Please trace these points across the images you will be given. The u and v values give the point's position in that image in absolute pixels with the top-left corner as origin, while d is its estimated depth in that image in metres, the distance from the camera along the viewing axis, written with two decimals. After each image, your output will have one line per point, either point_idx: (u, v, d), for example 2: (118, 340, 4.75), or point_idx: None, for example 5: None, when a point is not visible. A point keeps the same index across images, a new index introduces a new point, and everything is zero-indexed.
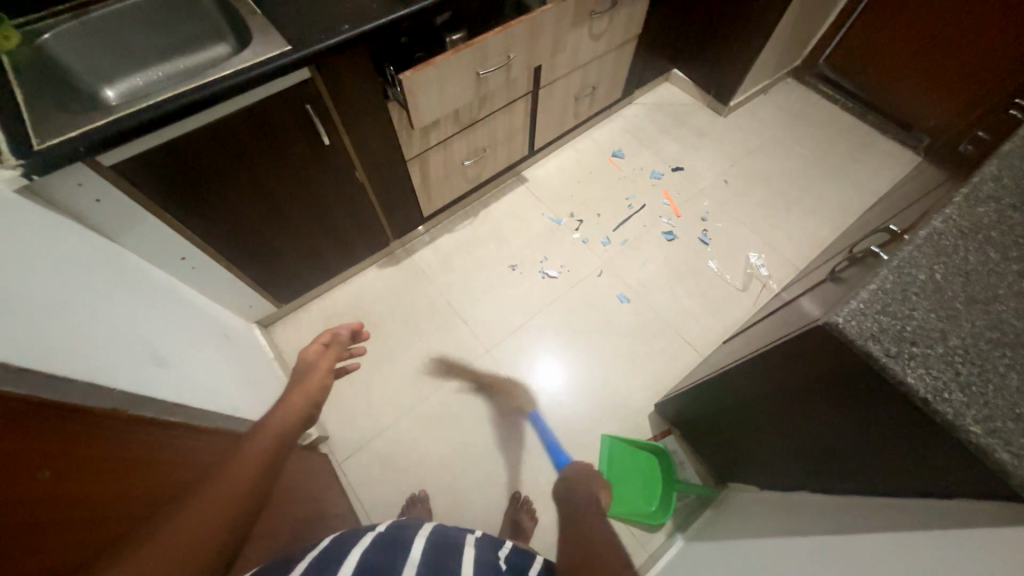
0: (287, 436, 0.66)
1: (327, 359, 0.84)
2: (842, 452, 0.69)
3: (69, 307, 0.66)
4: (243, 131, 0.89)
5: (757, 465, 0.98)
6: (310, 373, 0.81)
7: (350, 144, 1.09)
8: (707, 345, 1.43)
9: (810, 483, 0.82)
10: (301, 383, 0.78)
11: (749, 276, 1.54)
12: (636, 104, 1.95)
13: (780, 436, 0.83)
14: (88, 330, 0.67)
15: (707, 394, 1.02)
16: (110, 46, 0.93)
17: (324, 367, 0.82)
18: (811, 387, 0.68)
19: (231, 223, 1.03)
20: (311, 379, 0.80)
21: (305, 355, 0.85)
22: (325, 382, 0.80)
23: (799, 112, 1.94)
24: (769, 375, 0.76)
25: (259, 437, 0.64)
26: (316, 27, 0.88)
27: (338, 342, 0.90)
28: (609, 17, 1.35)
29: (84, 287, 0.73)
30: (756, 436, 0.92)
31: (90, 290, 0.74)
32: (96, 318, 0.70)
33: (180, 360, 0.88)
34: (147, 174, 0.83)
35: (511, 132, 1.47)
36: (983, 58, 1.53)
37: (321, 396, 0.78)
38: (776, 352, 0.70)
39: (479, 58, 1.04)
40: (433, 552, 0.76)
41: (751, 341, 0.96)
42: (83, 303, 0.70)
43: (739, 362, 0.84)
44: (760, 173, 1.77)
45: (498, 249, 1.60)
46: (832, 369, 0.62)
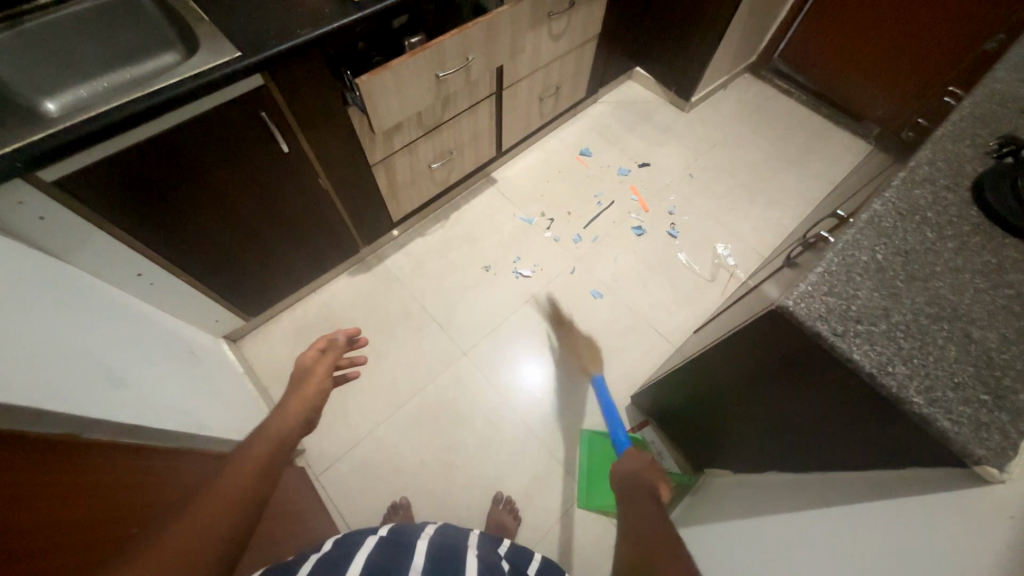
0: (286, 440, 0.64)
1: (324, 364, 0.83)
2: (804, 431, 0.72)
3: (11, 330, 0.62)
4: (195, 141, 0.86)
5: (730, 448, 1.00)
6: (308, 378, 0.79)
7: (310, 151, 1.07)
8: (679, 335, 1.46)
9: (778, 463, 0.84)
10: (298, 389, 0.76)
11: (717, 267, 1.58)
12: (601, 102, 1.98)
13: (748, 418, 0.85)
14: (33, 350, 0.63)
15: (679, 384, 1.04)
16: (49, 57, 0.89)
17: (321, 372, 0.80)
18: (771, 371, 0.70)
19: (188, 236, 0.99)
20: (309, 383, 0.78)
21: (302, 361, 0.82)
22: (324, 387, 0.79)
23: (758, 105, 2.00)
24: (734, 361, 0.78)
25: (255, 442, 0.61)
26: (267, 32, 0.87)
27: (335, 348, 0.87)
28: (568, 17, 1.37)
29: (29, 310, 0.68)
30: (728, 421, 0.94)
31: (37, 312, 0.70)
32: (43, 339, 0.67)
33: (141, 380, 0.84)
34: (93, 188, 0.79)
35: (478, 133, 1.47)
36: (924, 51, 1.62)
37: (319, 402, 0.76)
38: (738, 339, 0.72)
39: (438, 61, 1.04)
40: (438, 553, 0.75)
41: (716, 330, 0.99)
42: (31, 326, 0.67)
43: (706, 349, 0.86)
44: (723, 166, 1.82)
45: (471, 250, 1.60)
46: (789, 351, 0.64)
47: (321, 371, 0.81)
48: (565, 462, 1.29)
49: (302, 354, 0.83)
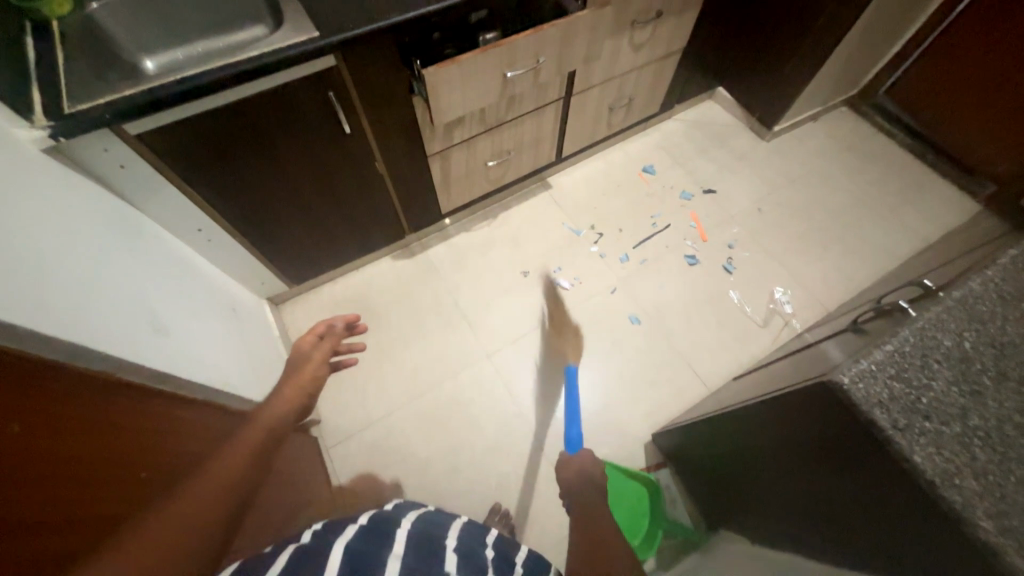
0: (281, 426, 0.64)
1: (323, 351, 0.85)
2: (837, 521, 0.64)
3: (73, 269, 0.67)
4: (266, 113, 0.90)
5: (748, 512, 0.93)
6: (304, 364, 0.82)
7: (371, 135, 1.09)
8: (714, 379, 1.36)
9: (801, 547, 0.76)
10: (292, 375, 0.80)
11: (772, 312, 1.46)
12: (674, 119, 1.88)
13: (774, 489, 0.78)
14: (87, 291, 0.68)
15: (709, 432, 0.96)
16: (154, 20, 0.97)
17: (317, 359, 0.83)
18: (809, 448, 0.63)
19: (248, 201, 1.05)
20: (306, 369, 0.81)
21: (300, 347, 0.85)
22: (318, 373, 0.81)
23: (851, 144, 1.82)
24: (771, 428, 0.71)
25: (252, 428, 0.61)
26: (347, 15, 0.89)
27: (332, 334, 0.88)
28: (652, 27, 1.30)
29: (90, 253, 0.73)
30: (751, 485, 0.87)
31: (94, 253, 0.74)
32: (99, 281, 0.72)
33: (179, 331, 0.89)
34: (170, 145, 0.85)
35: (539, 136, 1.44)
36: None
37: (314, 388, 0.80)
38: (782, 405, 0.66)
39: (506, 60, 1.02)
40: (418, 544, 0.70)
41: (756, 386, 0.91)
42: (94, 269, 0.72)
43: (743, 407, 0.80)
44: (797, 204, 1.68)
45: (513, 253, 1.58)
46: (836, 433, 0.57)
47: (320, 356, 0.84)
48: None
49: (301, 340, 0.85)
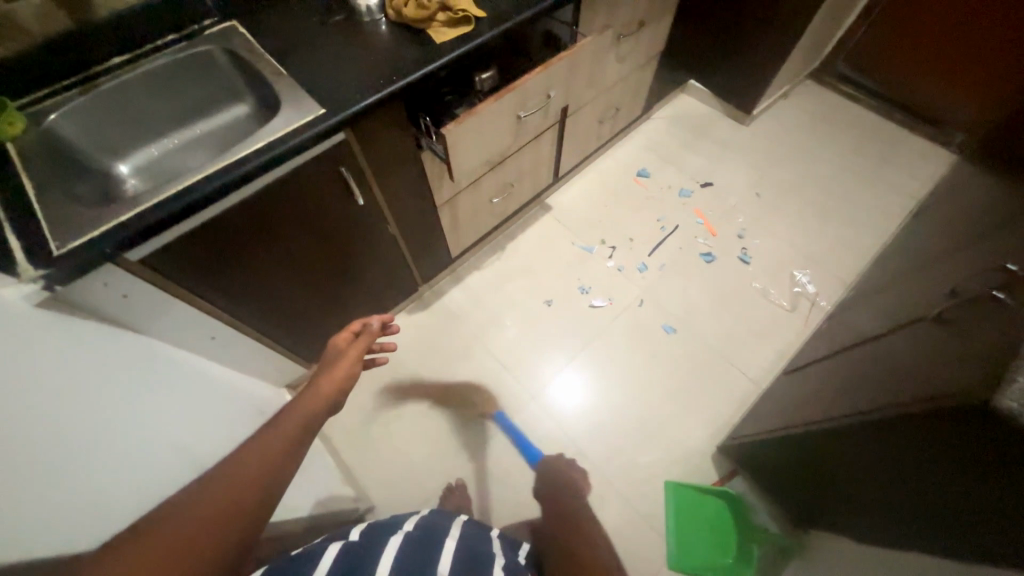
0: (316, 418, 0.58)
1: (356, 349, 0.73)
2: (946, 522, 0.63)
3: (82, 424, 0.56)
4: (276, 203, 0.81)
5: (836, 516, 0.92)
6: (337, 360, 0.71)
7: (383, 200, 1.01)
8: (760, 373, 1.36)
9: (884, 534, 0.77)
10: (324, 371, 0.69)
11: (797, 295, 1.47)
12: (654, 118, 1.88)
13: (867, 493, 0.78)
14: (98, 463, 0.56)
15: (799, 450, 0.93)
16: (120, 118, 0.85)
17: (352, 356, 0.71)
18: (940, 460, 0.61)
19: (262, 295, 0.95)
20: (339, 365, 0.70)
21: (334, 344, 0.75)
22: (354, 371, 0.70)
23: (824, 114, 1.88)
24: (885, 444, 0.70)
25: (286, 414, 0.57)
26: (350, 84, 0.81)
27: (368, 333, 0.77)
28: (636, 38, 1.29)
29: (93, 368, 0.64)
30: (837, 490, 0.87)
31: (94, 368, 0.64)
32: (111, 428, 0.61)
33: (192, 430, 0.78)
34: (178, 262, 0.75)
35: (538, 163, 1.39)
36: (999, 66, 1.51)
37: (349, 384, 0.68)
38: (902, 423, 0.65)
39: (519, 101, 0.97)
40: (465, 555, 0.74)
41: (841, 387, 0.89)
42: (108, 408, 0.62)
43: (840, 422, 0.79)
44: (792, 183, 1.71)
45: (531, 284, 1.52)
46: (979, 450, 0.55)
47: (354, 351, 0.72)
48: (650, 516, 1.20)
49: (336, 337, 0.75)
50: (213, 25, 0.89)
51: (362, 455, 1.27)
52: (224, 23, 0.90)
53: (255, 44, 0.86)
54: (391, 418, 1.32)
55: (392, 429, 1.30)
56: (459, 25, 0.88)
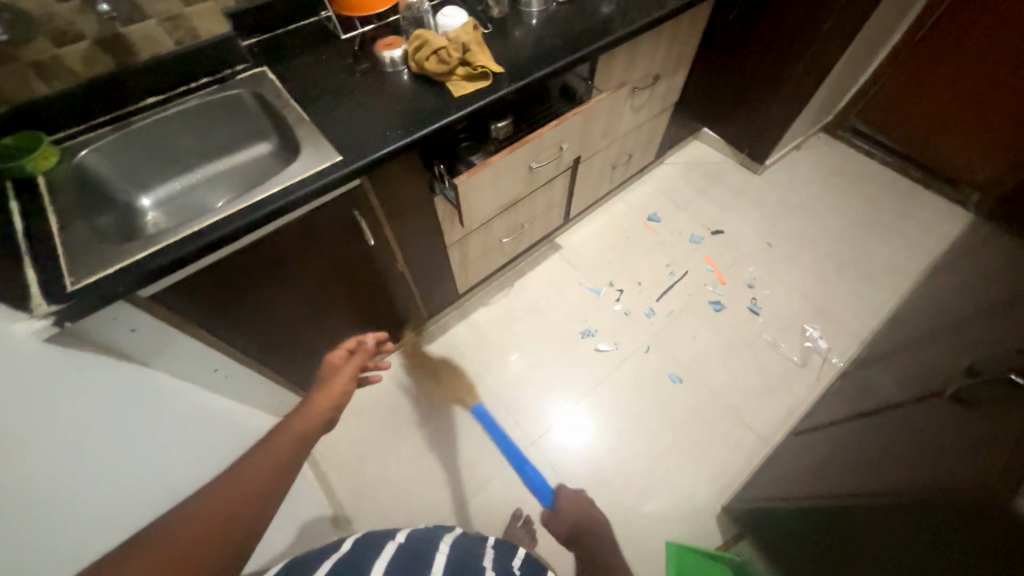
0: (307, 439, 0.56)
1: (350, 368, 0.69)
2: None
3: (78, 453, 0.55)
4: (289, 243, 0.83)
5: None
6: (331, 379, 0.67)
7: (395, 240, 1.02)
8: (770, 430, 1.32)
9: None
10: (319, 389, 0.65)
11: (808, 350, 1.44)
12: (667, 163, 1.91)
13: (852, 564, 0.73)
14: (83, 493, 0.54)
15: (809, 524, 0.88)
16: (148, 154, 0.89)
17: (347, 375, 0.67)
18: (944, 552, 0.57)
19: (267, 329, 0.95)
20: (333, 385, 0.66)
21: (327, 361, 0.69)
22: (348, 390, 0.66)
23: (837, 167, 1.88)
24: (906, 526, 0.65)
25: (275, 436, 0.54)
26: (369, 132, 0.84)
27: (363, 353, 0.72)
28: (650, 91, 1.33)
29: (88, 384, 0.62)
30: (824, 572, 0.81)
31: (69, 383, 0.60)
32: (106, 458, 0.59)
33: (181, 450, 0.74)
34: (187, 298, 0.76)
35: (550, 206, 1.41)
36: (1013, 129, 1.52)
37: (344, 402, 0.65)
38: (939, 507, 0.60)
39: (533, 153, 1.00)
40: (456, 566, 0.69)
41: (853, 460, 0.85)
42: (101, 431, 0.59)
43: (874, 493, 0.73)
44: (804, 235, 1.70)
45: (537, 323, 1.51)
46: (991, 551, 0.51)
47: (348, 370, 0.68)
48: None
49: (330, 355, 0.71)
50: (246, 70, 0.94)
51: (354, 494, 1.24)
52: (256, 68, 0.94)
53: (281, 90, 0.90)
54: (386, 456, 1.29)
55: (386, 468, 1.27)
56: (479, 80, 0.91)
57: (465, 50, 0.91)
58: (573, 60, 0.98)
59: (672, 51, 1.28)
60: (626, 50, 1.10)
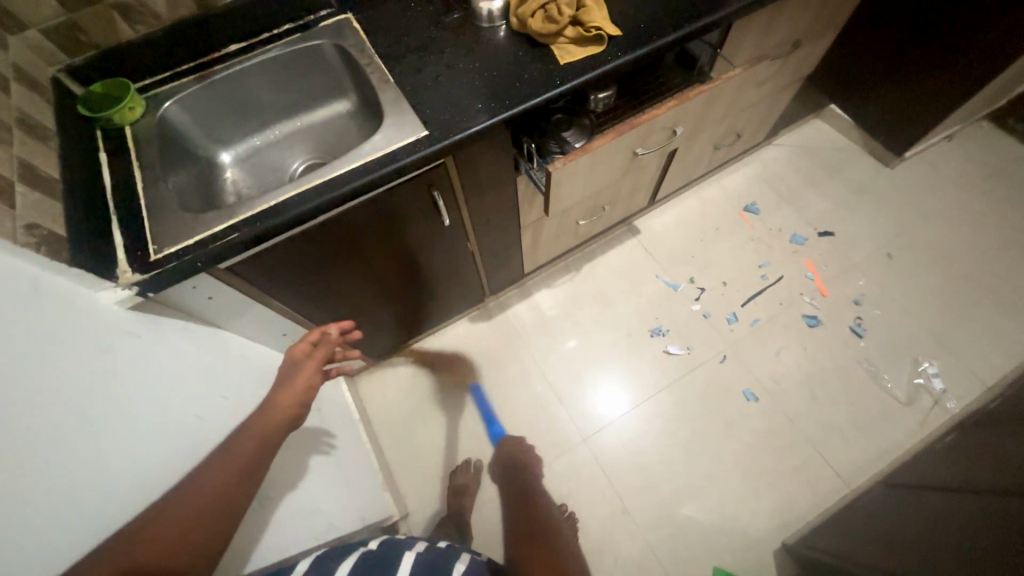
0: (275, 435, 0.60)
1: (315, 360, 0.69)
2: None
3: (135, 427, 0.53)
4: (364, 220, 0.77)
5: None
6: (293, 376, 0.67)
7: (469, 220, 0.94)
8: (854, 471, 1.18)
9: None
10: (284, 384, 0.65)
11: (917, 388, 1.25)
12: (776, 145, 1.64)
13: None
14: (150, 453, 0.54)
15: None
16: (228, 107, 0.84)
17: (312, 367, 0.68)
18: None
19: (335, 302, 0.93)
20: (296, 380, 0.66)
21: (290, 355, 0.69)
22: (311, 385, 0.67)
23: (997, 168, 1.53)
24: None
25: (244, 432, 0.58)
26: (458, 104, 0.73)
27: (327, 344, 0.73)
28: (783, 61, 1.10)
29: (165, 357, 0.63)
30: None
31: (132, 355, 0.57)
32: (177, 428, 0.60)
33: (224, 410, 0.71)
34: (261, 269, 0.74)
35: (637, 190, 1.25)
36: None
37: (310, 395, 0.66)
38: None
39: (641, 138, 0.89)
40: (426, 562, 0.67)
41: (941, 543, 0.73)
42: (175, 397, 0.61)
43: None
44: (937, 248, 1.42)
45: (603, 313, 1.41)
46: None
47: (315, 363, 0.69)
48: None
49: (292, 348, 0.70)
50: (329, 17, 0.85)
51: (403, 460, 1.26)
52: (340, 15, 0.85)
53: (366, 43, 0.81)
54: (436, 428, 1.30)
55: (436, 440, 1.28)
56: (590, 46, 0.77)
57: (578, 7, 0.76)
58: (707, 23, 0.80)
59: (824, 10, 1.03)
60: (770, 12, 0.89)
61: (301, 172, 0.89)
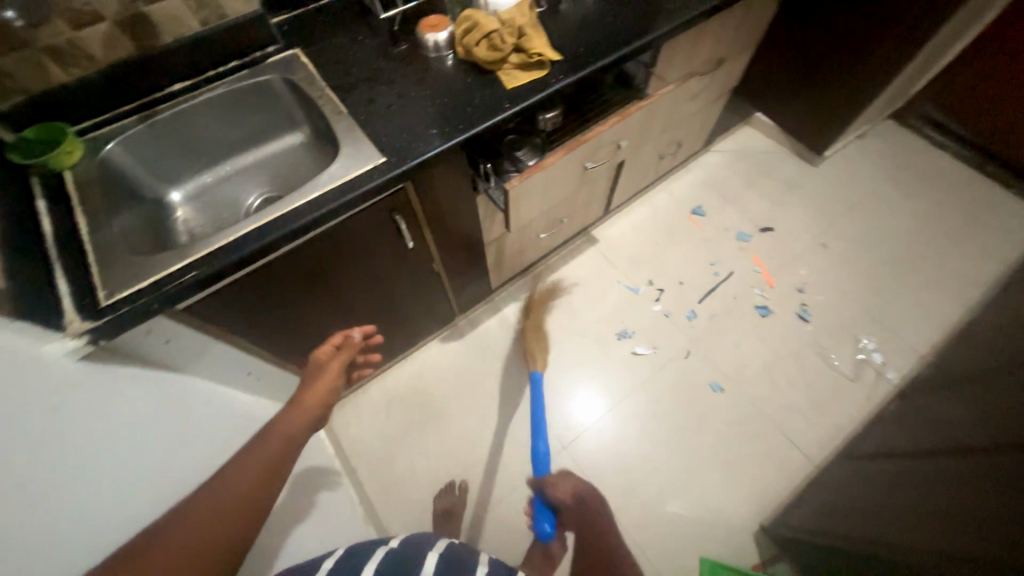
0: (293, 442, 0.59)
1: (337, 362, 0.73)
2: None
3: (95, 482, 0.50)
4: (327, 249, 0.77)
5: None
6: (318, 376, 0.70)
7: (432, 241, 0.96)
8: (815, 448, 1.26)
9: None
10: (308, 385, 0.68)
11: (861, 363, 1.35)
12: (714, 151, 1.76)
13: None
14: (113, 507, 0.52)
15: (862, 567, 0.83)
16: (175, 146, 0.83)
17: (334, 369, 0.71)
18: None
19: (301, 334, 0.91)
20: (320, 380, 0.69)
21: (315, 358, 0.73)
22: (335, 386, 0.69)
23: (904, 161, 1.72)
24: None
25: (266, 435, 0.58)
26: (412, 130, 0.76)
27: (350, 347, 0.77)
28: (711, 76, 1.20)
29: (124, 405, 0.60)
30: None
31: (86, 408, 0.54)
32: (140, 478, 0.57)
33: (191, 456, 0.68)
34: (221, 307, 0.72)
35: (592, 201, 1.31)
36: None
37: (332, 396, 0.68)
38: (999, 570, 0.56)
39: (589, 152, 0.94)
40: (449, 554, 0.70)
41: (895, 505, 0.79)
42: (136, 446, 0.58)
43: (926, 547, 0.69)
44: (863, 236, 1.57)
45: (571, 322, 1.45)
46: None
47: (337, 364, 0.72)
48: None
49: (318, 351, 0.74)
50: (277, 53, 0.86)
51: (384, 491, 1.23)
52: (288, 51, 0.86)
53: (316, 77, 0.82)
54: (415, 454, 1.27)
55: (416, 465, 1.26)
56: (533, 70, 0.82)
57: (519, 35, 0.81)
58: (638, 46, 0.87)
59: (741, 30, 1.14)
60: (693, 34, 0.98)
61: (257, 206, 0.88)
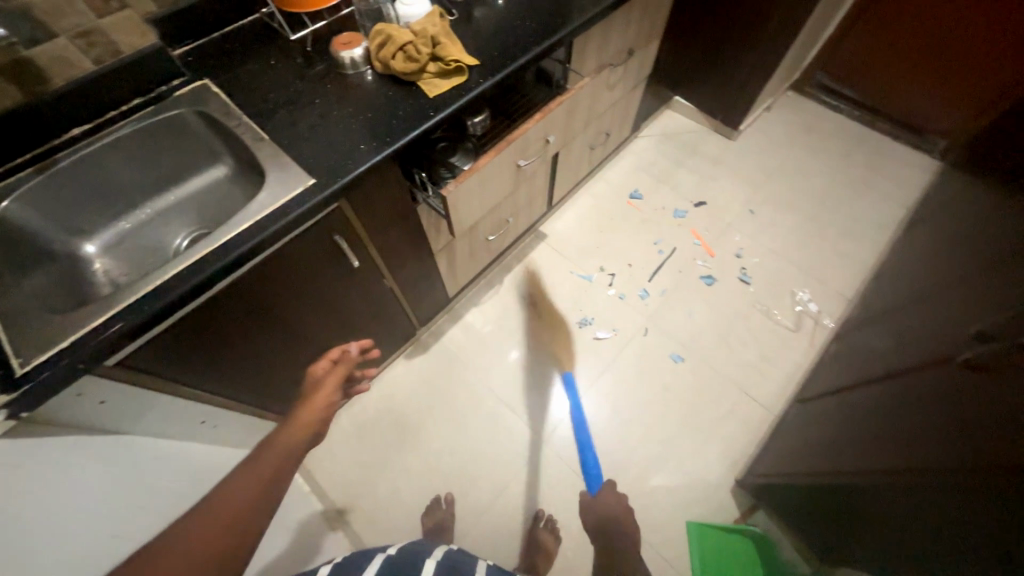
0: (288, 465, 0.52)
1: (334, 379, 0.66)
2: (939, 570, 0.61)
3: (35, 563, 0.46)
4: (267, 279, 0.74)
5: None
6: (314, 393, 0.64)
7: (379, 257, 0.95)
8: (772, 399, 1.34)
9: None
10: (301, 406, 0.61)
11: (800, 314, 1.47)
12: (642, 137, 1.86)
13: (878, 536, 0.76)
14: None
15: (827, 500, 0.90)
16: (82, 194, 0.77)
17: (328, 388, 0.64)
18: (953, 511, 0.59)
19: (252, 373, 0.87)
20: (314, 400, 0.62)
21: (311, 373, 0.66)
22: (331, 404, 0.63)
23: (808, 126, 1.89)
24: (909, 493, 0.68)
25: (253, 463, 0.51)
26: (339, 148, 0.75)
27: (348, 362, 0.69)
28: (625, 67, 1.27)
29: (59, 476, 0.55)
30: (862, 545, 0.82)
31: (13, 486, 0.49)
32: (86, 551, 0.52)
33: (142, 521, 0.63)
34: (158, 355, 0.68)
35: (534, 197, 1.34)
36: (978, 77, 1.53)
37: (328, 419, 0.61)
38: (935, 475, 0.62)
39: (520, 150, 0.97)
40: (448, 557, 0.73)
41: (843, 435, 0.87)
42: (77, 520, 0.54)
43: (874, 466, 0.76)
44: (784, 198, 1.70)
45: (532, 318, 1.47)
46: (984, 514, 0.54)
47: (333, 381, 0.65)
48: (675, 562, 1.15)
49: (315, 365, 0.67)
50: (185, 86, 0.83)
51: (368, 519, 1.19)
52: (196, 82, 0.83)
53: (230, 106, 0.80)
54: (395, 476, 1.25)
55: (398, 487, 1.23)
56: (453, 77, 0.83)
57: (434, 44, 0.83)
58: (551, 44, 0.91)
59: (644, 22, 1.21)
60: (600, 29, 1.04)
61: (185, 246, 0.84)
